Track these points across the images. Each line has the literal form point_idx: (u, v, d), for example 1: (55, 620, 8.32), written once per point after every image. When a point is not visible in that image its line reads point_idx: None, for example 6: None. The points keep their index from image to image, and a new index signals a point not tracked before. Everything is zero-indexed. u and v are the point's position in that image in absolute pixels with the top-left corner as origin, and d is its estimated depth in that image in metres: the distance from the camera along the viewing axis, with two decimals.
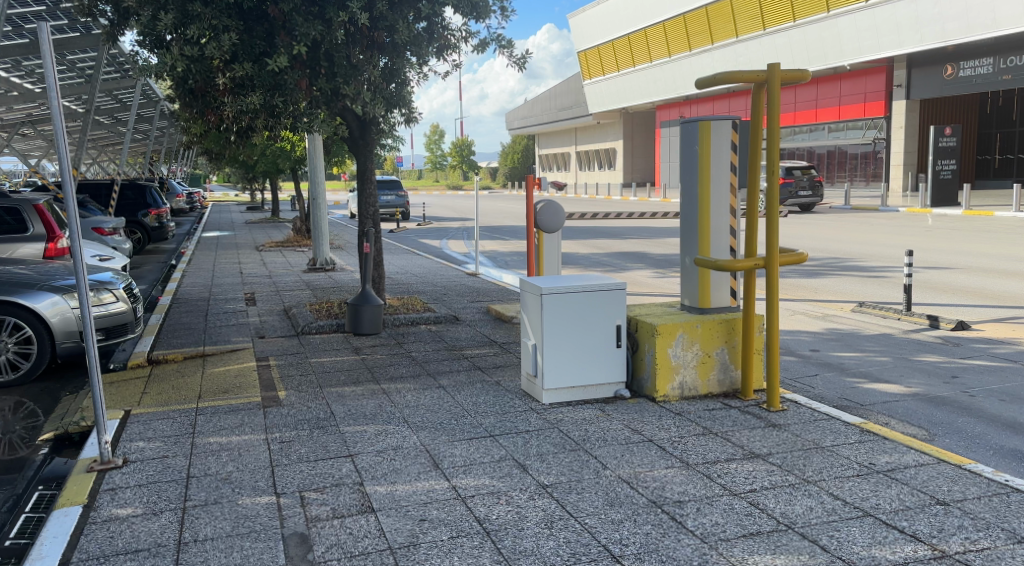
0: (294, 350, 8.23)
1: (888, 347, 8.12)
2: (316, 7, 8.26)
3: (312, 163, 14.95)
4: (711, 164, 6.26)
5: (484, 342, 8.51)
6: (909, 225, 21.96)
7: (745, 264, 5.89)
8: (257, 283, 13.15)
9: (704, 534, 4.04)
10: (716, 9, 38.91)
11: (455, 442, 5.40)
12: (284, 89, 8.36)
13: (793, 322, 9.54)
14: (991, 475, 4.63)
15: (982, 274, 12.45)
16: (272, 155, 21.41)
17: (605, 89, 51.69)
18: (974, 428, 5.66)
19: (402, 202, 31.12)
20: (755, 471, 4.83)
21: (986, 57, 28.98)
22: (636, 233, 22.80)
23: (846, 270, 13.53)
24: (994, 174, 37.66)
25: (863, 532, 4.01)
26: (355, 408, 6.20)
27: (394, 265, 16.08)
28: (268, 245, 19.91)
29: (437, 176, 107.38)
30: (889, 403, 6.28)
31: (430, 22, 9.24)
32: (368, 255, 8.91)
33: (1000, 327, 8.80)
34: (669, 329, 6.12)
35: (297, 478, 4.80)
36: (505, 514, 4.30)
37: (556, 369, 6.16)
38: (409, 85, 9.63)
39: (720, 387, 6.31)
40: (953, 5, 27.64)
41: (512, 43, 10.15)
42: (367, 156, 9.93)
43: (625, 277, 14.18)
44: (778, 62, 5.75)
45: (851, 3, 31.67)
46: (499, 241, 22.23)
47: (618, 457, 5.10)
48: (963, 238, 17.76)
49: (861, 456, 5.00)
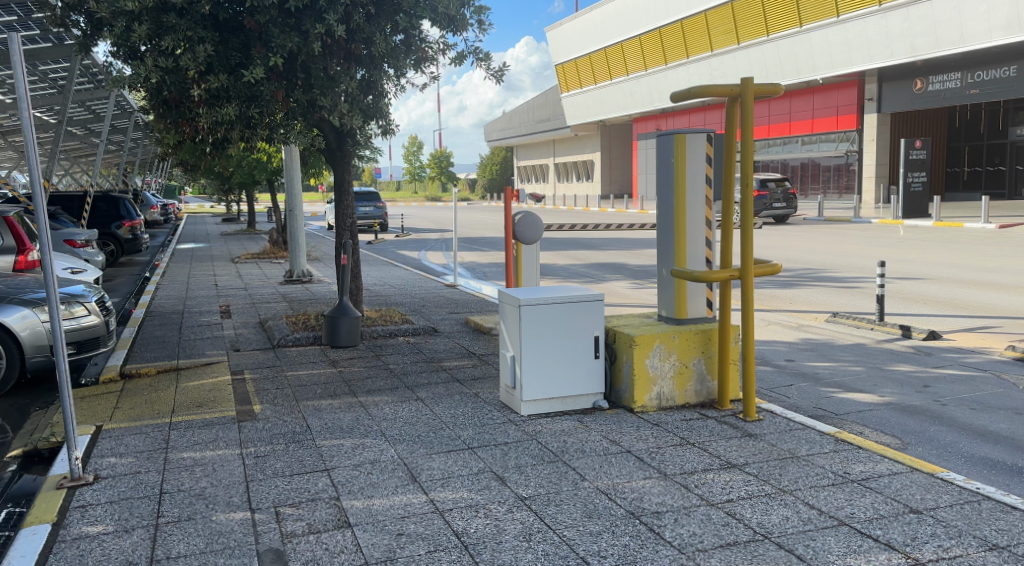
0: (269, 364, 8.15)
1: (861, 357, 8.21)
2: (293, 18, 8.21)
3: (288, 174, 14.86)
4: (686, 177, 6.30)
5: (463, 354, 8.48)
6: (882, 236, 22.21)
7: (720, 275, 5.93)
8: (233, 296, 13.03)
9: (681, 544, 4.05)
10: (691, 23, 39.36)
11: (434, 454, 5.38)
12: (259, 100, 8.30)
13: (769, 333, 9.59)
14: (962, 483, 4.69)
15: (954, 284, 12.63)
16: (248, 167, 21.28)
17: (582, 103, 52.04)
18: (946, 437, 5.73)
19: (380, 213, 30.93)
20: (731, 481, 4.85)
21: (954, 72, 29.55)
22: (615, 245, 22.83)
23: (821, 281, 13.63)
24: (964, 186, 38.36)
25: (839, 541, 4.03)
26: (332, 421, 6.14)
27: (372, 277, 16.00)
28: (243, 257, 19.71)
29: (415, 187, 107.07)
30: (864, 413, 6.33)
31: (408, 35, 9.18)
32: (346, 267, 8.85)
33: (970, 337, 8.93)
34: (647, 339, 6.13)
35: (273, 493, 4.75)
36: (483, 528, 4.28)
37: (534, 381, 6.16)
38: (386, 97, 9.66)
39: (697, 397, 6.35)
40: (921, 21, 28.13)
41: (490, 55, 10.18)
42: (345, 168, 9.88)
43: (602, 289, 14.24)
44: (751, 76, 5.81)
45: (824, 18, 32.08)
46: (479, 252, 22.19)
47: (596, 469, 5.09)
48: (936, 249, 17.96)
49: (836, 465, 5.04)
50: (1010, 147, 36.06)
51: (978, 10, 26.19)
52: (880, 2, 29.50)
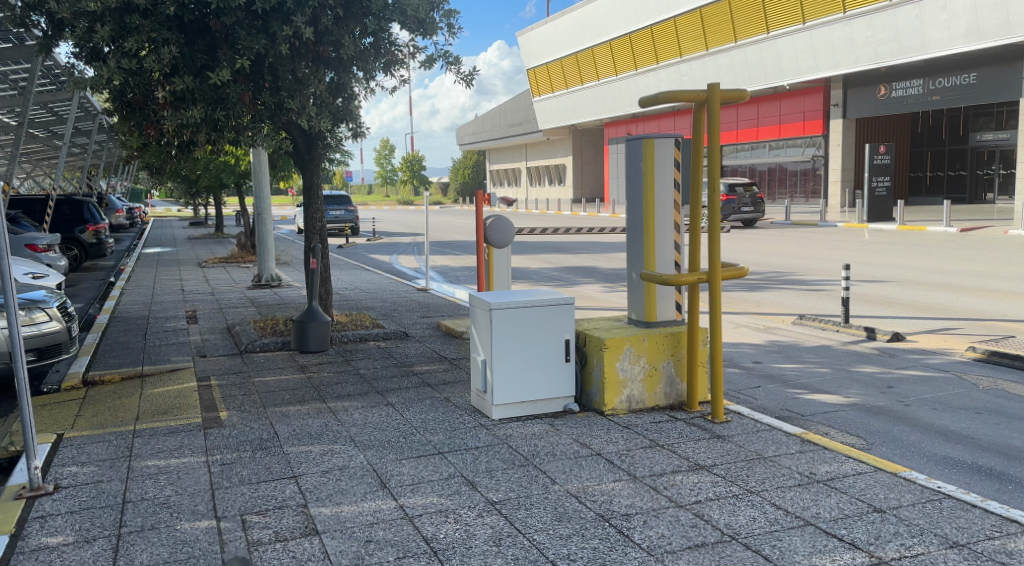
0: (236, 370, 8.05)
1: (826, 359, 8.32)
2: (260, 20, 8.13)
3: (257, 178, 14.71)
4: (654, 182, 6.34)
5: (434, 358, 8.46)
6: (848, 239, 22.55)
7: (688, 279, 5.98)
8: (200, 301, 12.86)
9: (650, 547, 4.06)
10: (661, 29, 39.68)
11: (404, 460, 5.34)
12: (226, 103, 8.22)
13: (737, 335, 9.68)
14: (925, 482, 4.76)
15: (917, 287, 12.84)
16: (215, 170, 21.03)
17: (553, 107, 52.20)
18: (909, 436, 5.82)
19: (352, 217, 30.69)
20: (700, 482, 4.88)
21: (916, 78, 30.08)
22: (586, 248, 22.90)
23: (788, 284, 13.79)
24: (926, 191, 39.10)
25: (805, 541, 4.07)
26: (300, 428, 6.07)
27: (343, 281, 15.90)
28: (211, 261, 19.48)
29: (387, 191, 106.55)
30: (829, 414, 6.41)
31: (378, 38, 9.13)
32: (316, 271, 8.78)
33: (933, 338, 9.09)
34: (617, 342, 6.15)
35: (239, 501, 4.68)
36: (453, 533, 4.26)
37: (505, 385, 6.16)
38: (356, 99, 9.63)
39: (666, 399, 6.38)
40: (885, 28, 28.62)
41: (460, 59, 10.18)
42: (314, 171, 9.81)
43: (574, 292, 14.29)
44: (717, 82, 5.86)
45: (790, 25, 32.48)
46: (450, 256, 22.11)
47: (566, 472, 5.10)
48: (901, 253, 18.23)
49: (803, 465, 5.09)
50: (971, 153, 36.53)
51: (939, 19, 26.65)
52: (844, 10, 29.96)
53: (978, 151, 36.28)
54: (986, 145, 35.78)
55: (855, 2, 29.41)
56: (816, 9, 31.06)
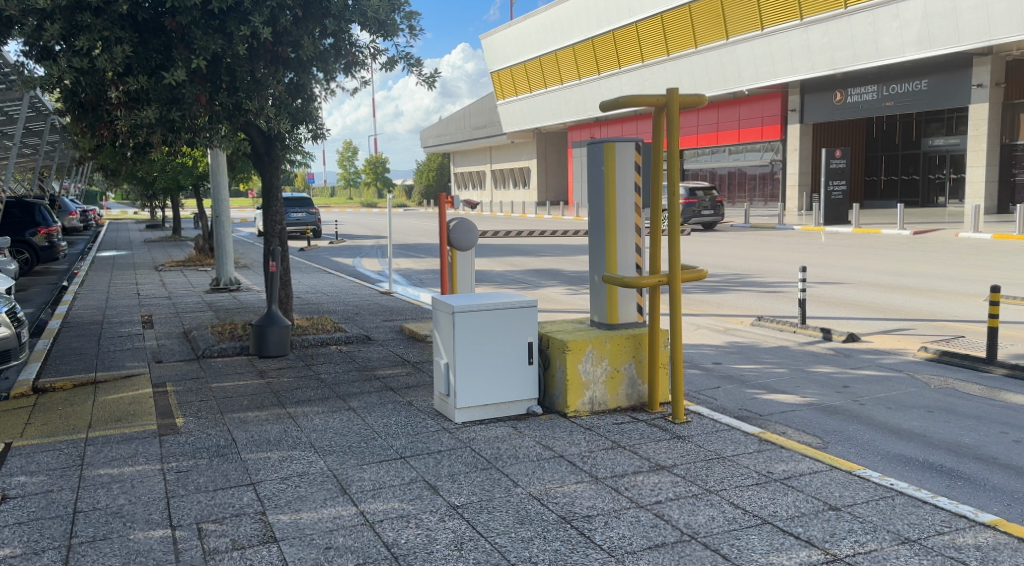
0: (193, 375, 7.91)
1: (784, 359, 8.44)
2: (217, 20, 8.02)
3: (215, 180, 14.47)
4: (615, 185, 6.38)
5: (396, 361, 8.39)
6: (806, 242, 22.90)
7: (649, 281, 6.02)
8: (156, 305, 12.62)
9: (611, 548, 4.07)
10: (622, 34, 39.97)
11: (364, 465, 5.29)
12: (181, 104, 8.06)
13: (697, 337, 9.77)
14: (879, 480, 4.84)
15: (873, 289, 13.09)
16: (172, 172, 20.66)
17: (517, 110, 52.27)
18: (863, 435, 5.92)
19: (313, 219, 30.34)
20: (660, 482, 4.91)
21: (871, 84, 30.69)
22: (550, 251, 22.93)
23: (747, 286, 13.98)
24: (881, 194, 39.96)
25: (762, 539, 4.12)
26: (259, 434, 5.98)
27: (304, 285, 15.72)
28: (168, 265, 19.14)
29: (350, 193, 105.69)
30: (787, 413, 6.49)
31: (338, 39, 9.05)
32: (275, 274, 8.66)
33: (887, 338, 9.27)
34: (579, 345, 6.17)
35: (195, 509, 4.60)
36: (414, 538, 4.23)
37: (468, 388, 6.13)
38: (315, 100, 9.54)
39: (628, 401, 6.41)
40: (840, 35, 29.18)
41: (422, 61, 10.14)
42: (273, 173, 9.69)
43: (537, 295, 14.31)
44: (676, 87, 5.91)
45: (749, 31, 32.93)
46: (413, 259, 21.97)
47: (529, 474, 5.09)
48: (858, 255, 18.58)
49: (761, 465, 5.15)
50: (923, 157, 37.27)
51: (892, 27, 27.24)
52: (801, 17, 30.48)
53: (929, 155, 37.00)
54: (937, 150, 36.49)
55: (812, 9, 29.93)
56: (775, 16, 31.55)
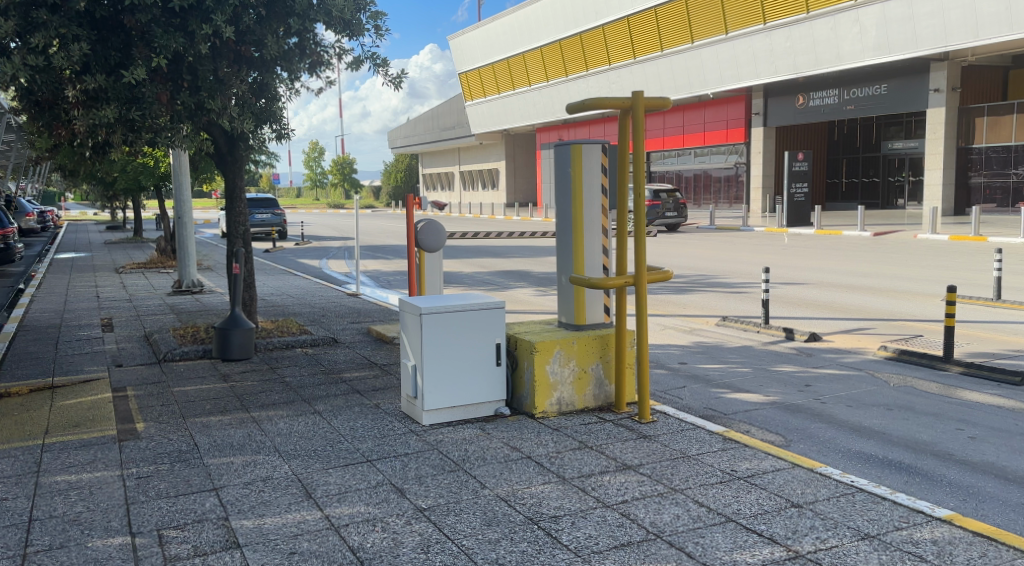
0: (154, 380, 7.77)
1: (748, 358, 8.53)
2: (178, 18, 7.89)
3: (177, 180, 14.25)
4: (582, 187, 6.40)
5: (363, 364, 8.34)
6: (770, 244, 23.19)
7: (616, 282, 6.05)
8: (116, 308, 12.39)
9: (578, 548, 4.08)
10: (589, 37, 40.16)
11: (330, 469, 5.24)
12: (142, 103, 7.93)
13: (663, 337, 9.84)
14: (840, 477, 4.92)
15: (835, 289, 13.30)
16: (133, 172, 20.32)
17: (484, 112, 52.25)
18: (825, 433, 5.99)
19: (279, 220, 30.01)
20: (626, 482, 4.93)
21: (832, 88, 31.17)
22: (519, 253, 22.95)
23: (713, 287, 14.11)
24: (842, 196, 40.63)
25: (726, 537, 4.15)
26: (222, 439, 5.90)
27: (269, 287, 15.54)
28: (129, 267, 18.81)
29: (316, 194, 104.85)
30: (750, 412, 6.56)
31: (302, 39, 8.98)
32: (239, 277, 8.56)
33: (848, 338, 9.42)
34: (547, 345, 6.18)
35: (156, 516, 4.52)
36: (380, 542, 4.20)
37: (436, 391, 6.11)
38: (279, 100, 9.44)
39: (595, 401, 6.44)
40: (802, 40, 29.62)
41: (388, 62, 10.09)
42: (236, 173, 9.57)
43: (505, 296, 14.30)
44: (641, 90, 5.94)
45: (713, 36, 33.28)
46: (381, 260, 21.86)
47: (497, 476, 5.08)
48: (822, 256, 18.86)
49: (724, 463, 5.20)
50: (883, 160, 37.92)
51: (852, 32, 27.71)
52: (764, 21, 30.89)
53: (889, 158, 37.61)
54: (896, 153, 37.10)
55: (775, 14, 30.35)
56: (738, 20, 31.93)
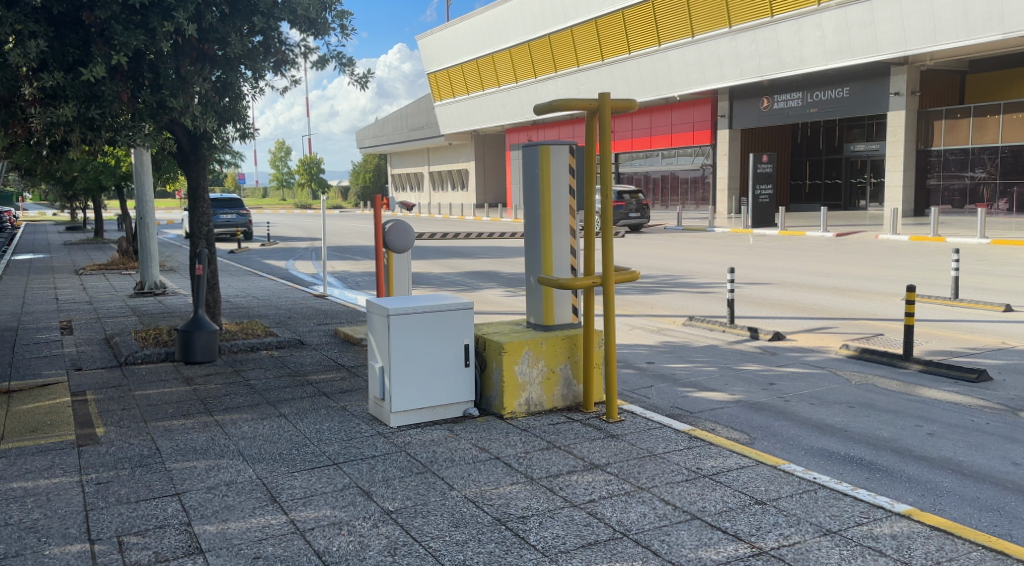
0: (115, 383, 7.63)
1: (714, 357, 8.61)
2: (139, 15, 7.77)
3: (138, 180, 14.02)
4: (550, 188, 6.40)
5: (330, 366, 8.27)
6: (735, 244, 23.45)
7: (584, 282, 6.06)
8: (75, 310, 12.13)
9: (545, 547, 4.08)
10: (557, 38, 40.27)
11: (296, 473, 5.19)
12: (101, 101, 7.79)
13: (630, 337, 9.89)
14: (803, 474, 4.98)
15: (798, 289, 13.47)
16: (93, 171, 19.97)
17: (452, 112, 52.14)
18: (789, 431, 6.07)
19: (244, 221, 29.68)
20: (594, 481, 4.94)
21: (796, 91, 31.61)
22: (488, 253, 22.95)
23: (679, 287, 14.22)
24: (806, 198, 41.21)
25: (691, 534, 4.19)
26: (184, 443, 5.81)
27: (234, 288, 15.34)
28: (89, 268, 18.49)
29: (283, 195, 103.84)
30: (716, 410, 6.62)
31: (267, 37, 8.90)
32: (202, 278, 8.43)
33: (811, 337, 9.55)
34: (515, 346, 6.18)
35: (116, 522, 4.44)
36: (346, 545, 4.17)
37: (403, 392, 6.07)
38: (243, 100, 9.33)
39: (564, 401, 6.45)
40: (766, 43, 29.99)
41: (353, 61, 10.02)
42: (199, 173, 9.42)
43: (475, 297, 14.28)
44: (608, 92, 5.96)
45: (679, 38, 33.54)
46: (348, 261, 21.71)
47: (464, 477, 5.07)
48: (787, 257, 19.10)
49: (690, 461, 5.24)
50: (845, 162, 38.44)
51: (814, 36, 28.12)
52: (729, 25, 31.20)
53: (851, 160, 38.16)
54: (858, 155, 37.73)
55: (739, 18, 30.68)
56: (703, 23, 32.23)
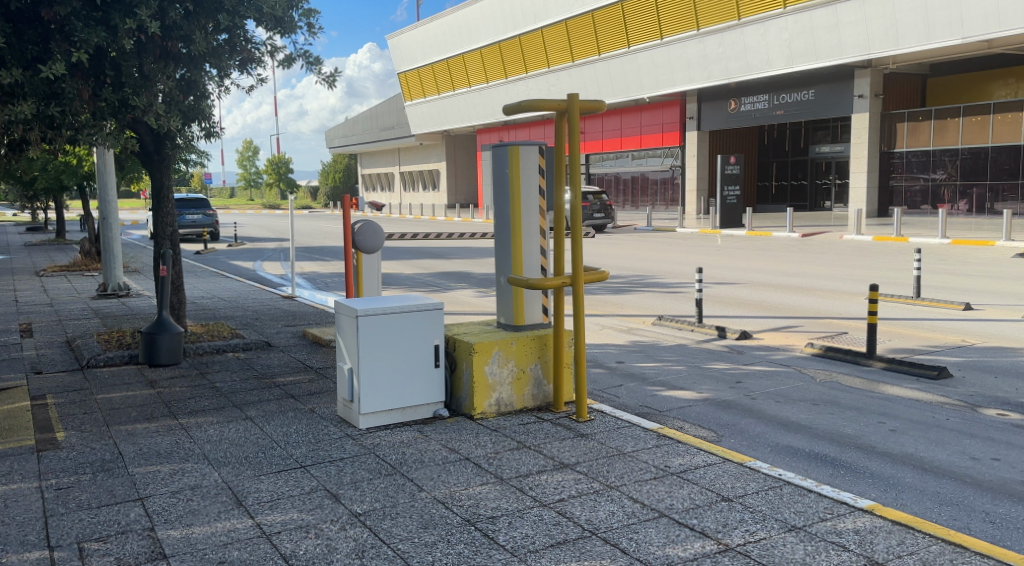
0: (76, 387, 7.49)
1: (682, 357, 8.67)
2: (99, 11, 7.63)
3: (101, 179, 13.77)
4: (520, 188, 6.40)
5: (298, 368, 8.19)
6: (704, 244, 23.65)
7: (553, 282, 6.06)
8: (36, 313, 11.88)
9: (514, 547, 4.08)
10: (527, 39, 40.32)
11: (262, 476, 5.13)
12: (61, 99, 7.66)
13: (599, 337, 9.93)
14: (768, 471, 5.03)
15: (765, 289, 13.61)
16: (55, 171, 19.62)
17: (423, 112, 51.99)
18: (755, 428, 6.13)
19: (210, 221, 29.32)
20: (563, 480, 4.95)
21: (763, 93, 31.99)
22: (459, 254, 22.90)
23: (649, 287, 14.29)
24: (772, 199, 41.73)
25: (659, 532, 4.21)
26: (148, 447, 5.72)
27: (200, 290, 15.14)
28: (50, 269, 18.15)
29: (250, 195, 102.66)
30: (684, 409, 6.66)
31: (232, 35, 8.80)
32: (166, 279, 8.30)
33: (777, 335, 9.66)
34: (485, 346, 6.17)
35: (76, 528, 4.36)
36: (314, 548, 4.13)
37: (372, 393, 6.02)
38: (208, 99, 9.21)
39: (534, 401, 6.45)
40: (733, 46, 30.30)
41: (321, 60, 9.94)
42: (163, 173, 9.28)
43: (445, 297, 14.23)
44: (577, 92, 5.96)
45: (648, 40, 33.75)
46: (317, 262, 21.53)
47: (434, 478, 5.05)
48: (755, 257, 19.29)
49: (658, 459, 5.27)
50: (811, 164, 39.03)
51: (780, 39, 28.47)
52: (697, 27, 31.45)
53: (817, 162, 38.87)
54: (823, 156, 38.48)
55: (707, 20, 30.94)
56: (672, 25, 32.45)
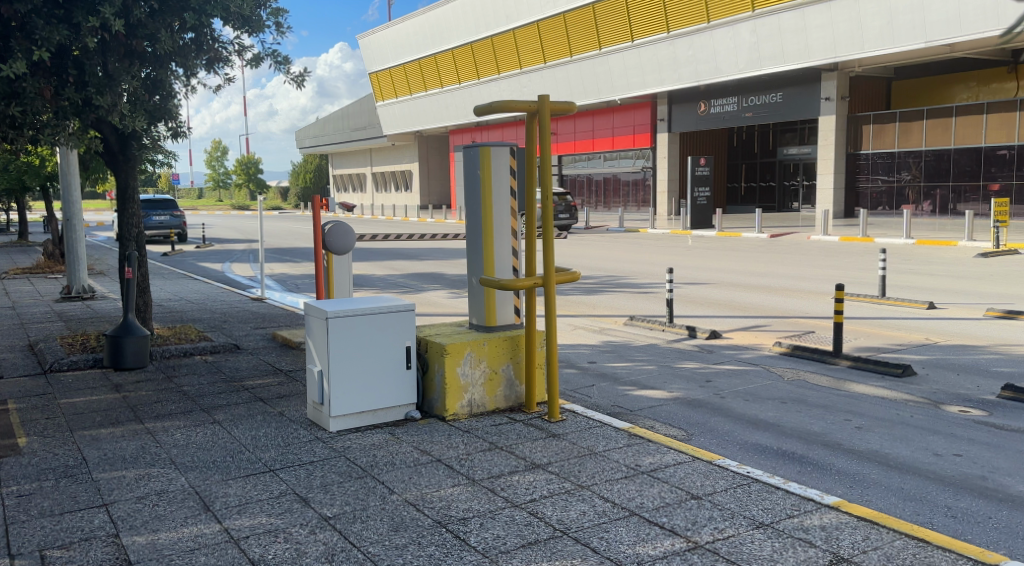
0: (39, 391, 7.34)
1: (653, 356, 8.71)
2: (61, 9, 7.51)
3: (64, 179, 13.51)
4: (491, 188, 6.40)
5: (267, 370, 8.11)
6: (676, 245, 23.78)
7: (524, 283, 6.06)
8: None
9: (486, 548, 4.07)
10: (499, 40, 40.32)
11: (229, 480, 5.07)
12: (22, 98, 7.52)
13: (571, 337, 9.96)
14: (737, 469, 5.07)
15: (734, 289, 13.73)
16: (17, 171, 19.23)
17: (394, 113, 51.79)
18: (724, 426, 6.18)
19: (177, 222, 28.93)
20: (535, 481, 4.95)
21: (732, 96, 32.27)
22: (431, 255, 22.82)
23: (621, 288, 14.36)
24: (741, 200, 42.12)
25: (629, 531, 4.22)
26: (112, 452, 5.63)
27: (167, 292, 14.93)
28: (13, 271, 17.78)
29: (219, 195, 101.44)
30: (654, 408, 6.69)
31: (199, 34, 8.69)
32: (132, 282, 8.17)
33: (747, 335, 9.75)
34: (457, 348, 6.15)
35: (38, 535, 4.28)
36: (283, 552, 4.10)
37: (343, 396, 5.97)
38: (175, 98, 9.08)
39: (506, 402, 6.45)
40: (703, 49, 30.52)
41: (289, 59, 9.85)
42: (128, 173, 9.14)
43: (417, 299, 14.18)
44: (547, 94, 5.97)
45: (618, 42, 33.90)
46: (287, 263, 21.33)
47: (405, 481, 5.02)
48: (726, 257, 19.43)
49: (629, 459, 5.29)
50: (779, 165, 39.47)
51: (748, 42, 28.76)
52: (667, 30, 31.66)
53: (785, 163, 39.27)
54: (791, 158, 38.91)
55: (677, 23, 31.15)
56: (642, 28, 32.62)
